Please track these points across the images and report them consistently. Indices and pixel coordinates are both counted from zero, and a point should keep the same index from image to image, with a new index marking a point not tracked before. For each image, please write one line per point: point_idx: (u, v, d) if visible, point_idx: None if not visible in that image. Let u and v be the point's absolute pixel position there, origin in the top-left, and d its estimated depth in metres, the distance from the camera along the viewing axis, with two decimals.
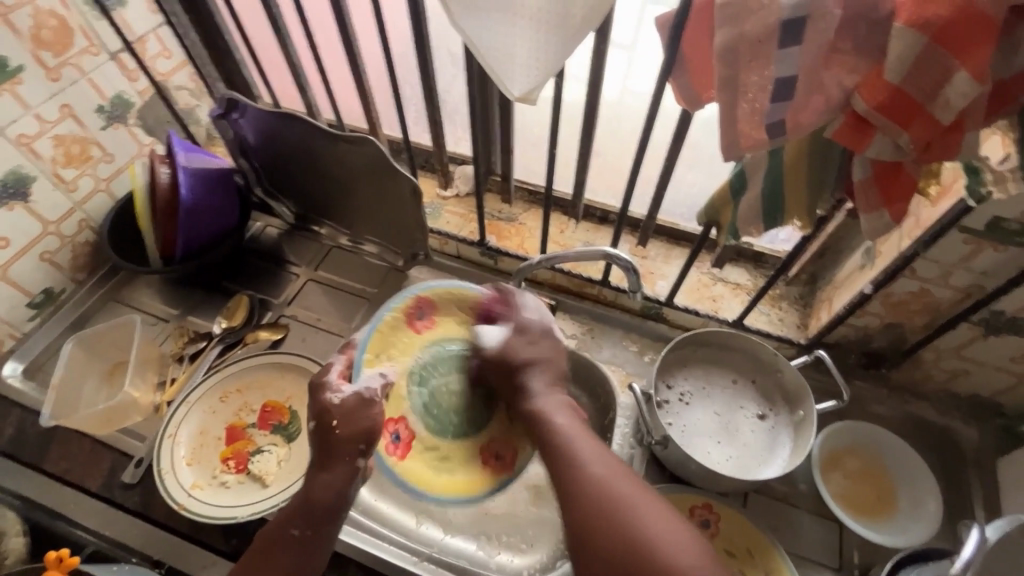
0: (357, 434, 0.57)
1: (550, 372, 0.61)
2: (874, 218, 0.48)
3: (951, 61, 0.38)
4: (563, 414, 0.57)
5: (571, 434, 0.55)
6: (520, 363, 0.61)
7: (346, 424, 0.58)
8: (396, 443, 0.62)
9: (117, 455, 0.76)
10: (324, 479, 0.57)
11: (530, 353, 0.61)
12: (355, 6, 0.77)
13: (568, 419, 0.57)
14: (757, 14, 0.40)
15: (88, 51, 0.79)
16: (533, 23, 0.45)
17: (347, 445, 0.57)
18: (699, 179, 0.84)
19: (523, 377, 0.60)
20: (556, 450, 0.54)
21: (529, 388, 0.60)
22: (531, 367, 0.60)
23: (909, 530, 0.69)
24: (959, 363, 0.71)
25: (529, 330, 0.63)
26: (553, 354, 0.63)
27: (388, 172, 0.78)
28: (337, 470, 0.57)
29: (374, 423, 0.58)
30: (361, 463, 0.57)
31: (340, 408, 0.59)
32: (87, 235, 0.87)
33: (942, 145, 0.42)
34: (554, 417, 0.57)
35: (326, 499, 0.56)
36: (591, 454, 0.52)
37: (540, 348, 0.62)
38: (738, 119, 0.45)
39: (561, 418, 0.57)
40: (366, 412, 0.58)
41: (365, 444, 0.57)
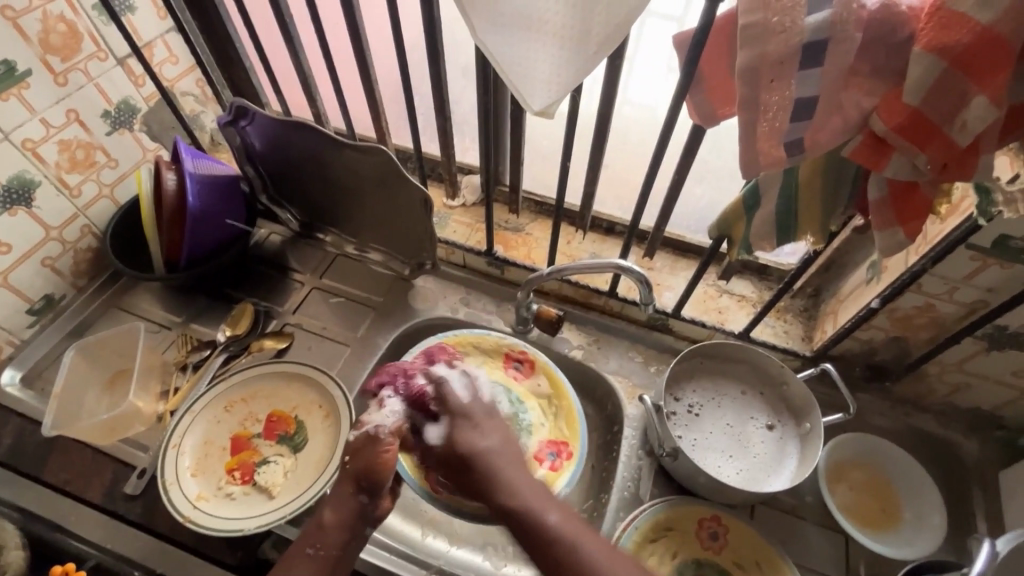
0: (359, 471, 0.60)
1: (502, 442, 0.57)
2: (888, 236, 0.49)
3: (968, 86, 0.39)
4: (552, 509, 0.52)
5: (571, 533, 0.51)
6: (471, 446, 0.56)
7: (352, 460, 0.60)
8: (553, 460, 0.76)
9: (119, 466, 0.74)
10: (333, 505, 0.60)
11: (479, 436, 0.57)
12: (370, 17, 0.77)
13: (561, 515, 0.52)
14: (780, 36, 0.40)
15: (96, 56, 0.78)
16: (556, 39, 0.45)
17: (350, 478, 0.60)
18: (707, 193, 0.84)
19: (482, 466, 0.55)
20: (563, 567, 0.49)
21: (495, 476, 0.54)
22: (483, 449, 0.56)
23: (916, 541, 0.70)
24: (962, 377, 0.72)
25: (473, 413, 0.60)
26: (506, 436, 0.59)
27: (398, 181, 0.77)
28: (340, 503, 0.59)
29: (379, 461, 0.60)
30: (363, 498, 0.59)
31: (352, 443, 0.62)
32: (89, 240, 0.86)
33: (958, 167, 0.42)
34: (543, 516, 0.52)
35: (334, 533, 0.58)
36: (596, 559, 0.49)
37: (488, 434, 0.58)
38: (757, 137, 0.46)
39: (555, 514, 0.52)
40: (371, 448, 0.60)
41: (366, 482, 0.59)
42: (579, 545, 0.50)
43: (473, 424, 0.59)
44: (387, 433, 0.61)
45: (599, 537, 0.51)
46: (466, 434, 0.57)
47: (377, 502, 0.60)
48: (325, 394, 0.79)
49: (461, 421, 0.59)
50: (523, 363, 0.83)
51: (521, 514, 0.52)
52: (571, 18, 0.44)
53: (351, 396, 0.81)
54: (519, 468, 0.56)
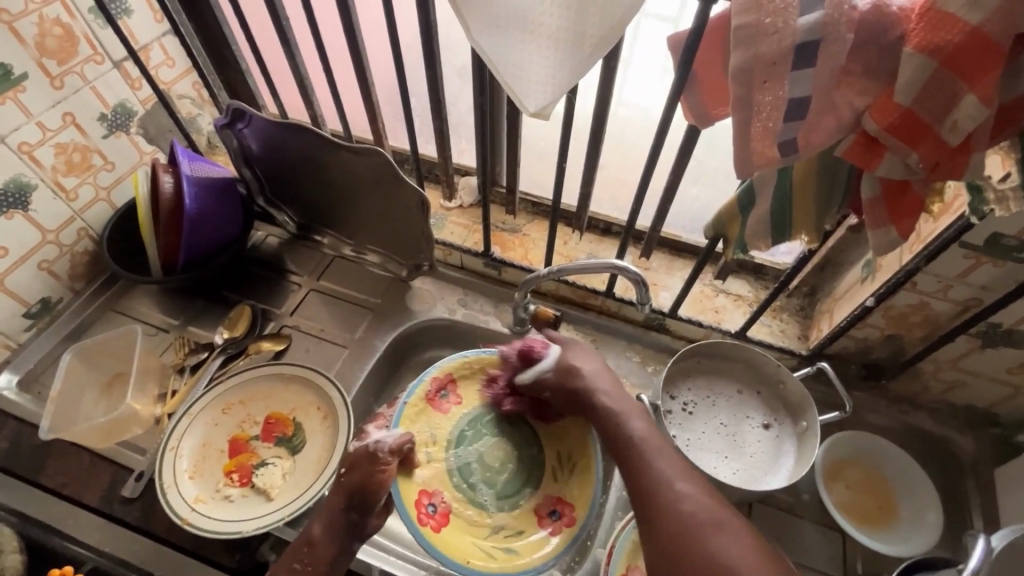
0: (354, 486, 0.61)
1: (601, 368, 0.67)
2: (881, 235, 0.49)
3: (958, 86, 0.39)
4: (639, 420, 0.60)
5: (647, 439, 0.57)
6: (578, 367, 0.66)
7: (348, 475, 0.62)
8: (553, 521, 0.71)
9: (117, 469, 0.74)
10: (323, 517, 0.60)
11: (586, 361, 0.67)
12: (366, 20, 0.78)
13: (646, 426, 0.59)
14: (772, 37, 0.41)
15: (92, 60, 0.78)
16: (550, 42, 0.46)
17: (343, 492, 0.61)
18: (703, 193, 0.85)
19: (588, 384, 0.65)
20: (638, 466, 0.55)
21: (598, 395, 0.64)
22: (587, 371, 0.66)
23: (911, 539, 0.70)
24: (957, 374, 0.73)
25: (579, 345, 0.70)
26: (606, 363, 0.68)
27: (395, 182, 0.78)
28: (331, 517, 0.60)
29: (372, 479, 0.61)
30: (353, 513, 0.60)
31: (351, 456, 0.64)
32: (86, 244, 0.86)
33: (949, 166, 0.43)
34: (629, 423, 0.60)
35: (324, 547, 0.58)
36: (669, 467, 0.54)
37: (589, 359, 0.68)
38: (751, 137, 0.46)
39: (637, 422, 0.60)
40: (367, 466, 0.62)
41: (357, 497, 0.60)
42: (652, 448, 0.56)
43: (581, 352, 0.69)
44: (385, 453, 0.64)
45: (672, 451, 0.56)
46: (577, 359, 0.68)
47: (368, 520, 0.61)
48: (323, 396, 0.79)
49: (571, 349, 0.69)
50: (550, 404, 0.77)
51: (614, 420, 0.61)
52: (565, 20, 0.44)
53: (349, 398, 0.81)
54: (617, 389, 0.65)
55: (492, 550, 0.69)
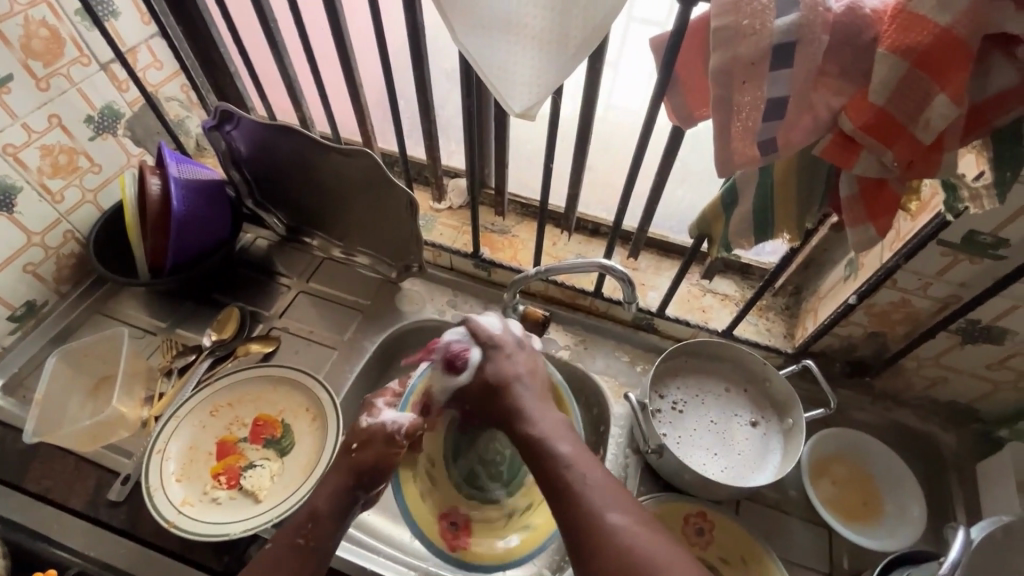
0: (366, 465, 0.61)
1: (528, 378, 0.64)
2: (860, 232, 0.50)
3: (930, 86, 0.40)
4: (567, 440, 0.57)
5: (579, 464, 0.54)
6: (504, 375, 0.63)
7: (360, 452, 0.62)
8: None
9: (103, 473, 0.74)
10: (328, 492, 0.60)
11: (512, 369, 0.64)
12: (355, 22, 0.78)
13: (576, 447, 0.56)
14: (751, 38, 0.42)
15: (79, 61, 0.78)
16: (535, 43, 0.46)
17: (353, 470, 0.61)
18: (689, 194, 0.86)
19: (514, 396, 0.61)
20: (567, 493, 0.52)
21: (524, 407, 0.60)
22: (515, 380, 0.63)
23: (896, 533, 0.71)
24: (939, 371, 0.74)
25: (504, 346, 0.66)
26: (533, 365, 0.66)
27: (384, 183, 0.78)
28: (336, 496, 0.60)
29: (388, 457, 0.62)
30: (360, 494, 0.60)
31: (362, 432, 0.64)
32: (72, 246, 0.86)
33: (924, 164, 0.44)
34: (558, 444, 0.56)
35: (326, 522, 0.58)
36: (599, 495, 0.51)
37: (516, 363, 0.65)
38: (732, 136, 0.47)
39: (565, 444, 0.56)
40: (383, 445, 0.62)
41: (367, 477, 0.60)
42: (584, 474, 0.53)
43: (506, 357, 0.65)
44: (403, 432, 0.64)
45: (607, 475, 0.53)
46: (499, 367, 0.64)
47: (370, 502, 0.61)
48: (312, 397, 0.79)
49: (492, 353, 0.65)
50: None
51: (540, 441, 0.56)
52: (549, 21, 0.45)
53: (338, 399, 0.81)
54: (543, 404, 0.61)
55: (507, 537, 0.71)
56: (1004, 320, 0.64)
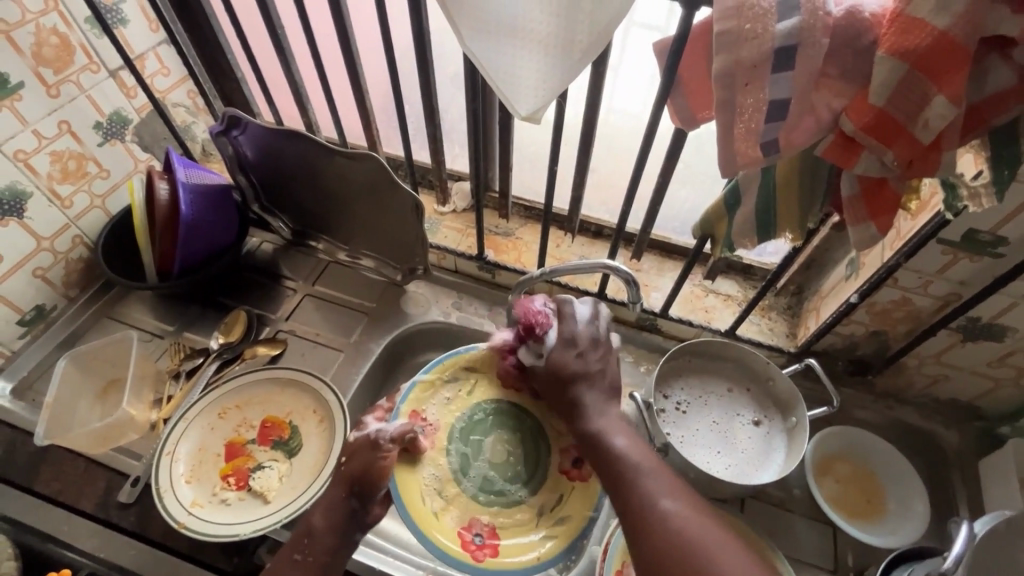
0: (354, 474, 0.63)
1: (596, 367, 0.65)
2: (861, 231, 0.51)
3: (928, 87, 0.41)
4: (622, 434, 0.60)
5: (632, 454, 0.58)
6: (573, 371, 0.64)
7: (348, 464, 0.64)
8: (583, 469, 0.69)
9: (112, 475, 0.74)
10: (323, 507, 0.62)
11: (581, 365, 0.64)
12: (360, 28, 0.79)
13: (629, 441, 0.59)
14: (753, 42, 0.43)
15: (88, 69, 0.79)
16: (541, 48, 0.47)
17: (343, 481, 0.63)
18: (691, 196, 0.87)
19: (577, 392, 0.63)
20: (623, 483, 0.56)
21: (584, 402, 0.63)
22: (579, 376, 0.64)
23: (900, 530, 0.72)
24: (940, 369, 0.75)
25: (578, 342, 0.65)
26: (606, 365, 0.65)
27: (390, 187, 0.79)
28: (331, 507, 0.62)
29: (375, 465, 0.63)
30: (354, 503, 0.62)
31: (352, 445, 0.66)
32: (81, 251, 0.86)
33: (923, 163, 0.45)
34: (614, 438, 0.60)
35: (323, 536, 0.60)
36: (651, 480, 0.55)
37: (586, 362, 0.65)
38: (735, 138, 0.48)
39: (621, 437, 0.60)
40: (368, 453, 0.64)
41: (357, 485, 0.62)
42: (638, 463, 0.57)
43: (579, 350, 0.65)
44: (386, 440, 0.65)
45: (660, 466, 0.57)
46: (569, 361, 0.64)
47: (368, 509, 0.62)
48: (319, 399, 0.79)
49: (562, 348, 0.65)
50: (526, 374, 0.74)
51: (598, 436, 0.60)
52: (555, 27, 0.46)
53: (345, 401, 0.82)
54: (607, 398, 0.64)
55: (541, 538, 0.66)
56: (1003, 317, 0.65)
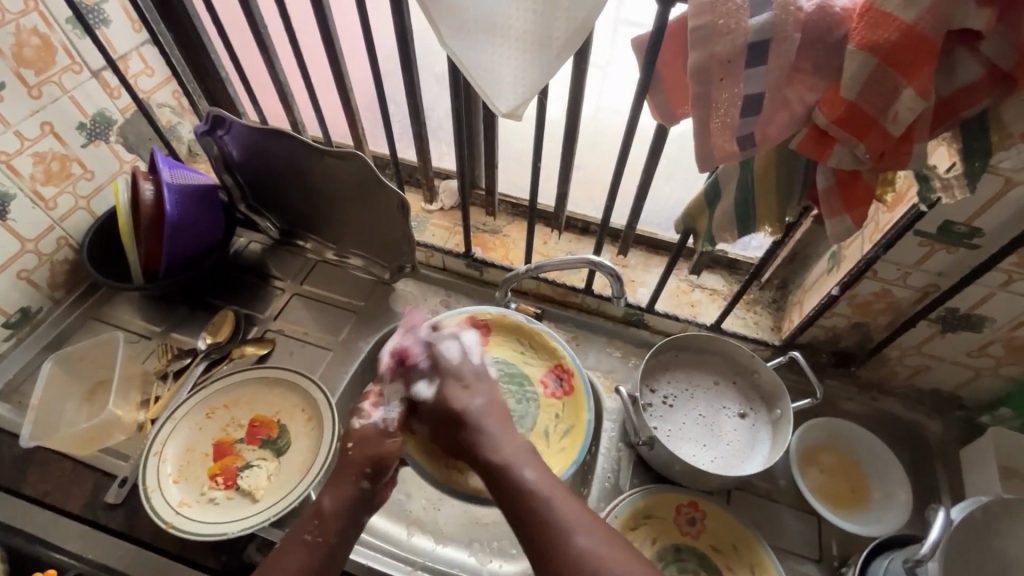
0: (365, 457, 0.61)
1: (489, 403, 0.61)
2: (837, 224, 0.52)
3: (897, 80, 0.42)
4: (530, 466, 0.55)
5: (543, 490, 0.52)
6: (462, 404, 0.61)
7: (357, 447, 0.62)
8: (558, 385, 0.78)
9: (100, 476, 0.74)
10: (335, 491, 0.59)
11: (470, 397, 0.62)
12: (344, 27, 0.79)
13: (538, 473, 0.54)
14: (726, 37, 0.44)
15: (71, 69, 0.79)
16: (519, 44, 0.48)
17: (357, 463, 0.60)
18: (675, 191, 0.87)
19: (473, 421, 0.59)
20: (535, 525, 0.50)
21: (485, 434, 0.58)
22: (475, 407, 0.60)
23: (884, 519, 0.73)
24: (922, 360, 0.76)
25: (465, 374, 0.64)
26: (494, 397, 0.63)
27: (376, 185, 0.79)
28: (342, 489, 0.59)
29: (384, 453, 0.61)
30: (365, 485, 0.60)
31: (360, 432, 0.64)
32: (66, 252, 0.86)
33: (895, 154, 0.45)
34: (521, 470, 0.54)
35: (333, 521, 0.57)
36: (568, 515, 0.51)
37: (476, 392, 0.62)
38: (711, 132, 0.49)
39: (528, 469, 0.54)
40: (376, 441, 0.62)
41: (372, 467, 0.60)
42: (550, 499, 0.52)
43: (466, 385, 0.63)
44: (394, 427, 0.64)
45: (572, 499, 0.52)
46: (459, 393, 0.62)
47: (378, 492, 0.61)
48: (307, 398, 0.79)
49: (451, 380, 0.63)
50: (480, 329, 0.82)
51: (502, 469, 0.55)
52: (533, 24, 0.46)
53: (333, 399, 0.82)
54: (505, 428, 0.59)
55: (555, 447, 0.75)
56: (981, 308, 0.66)
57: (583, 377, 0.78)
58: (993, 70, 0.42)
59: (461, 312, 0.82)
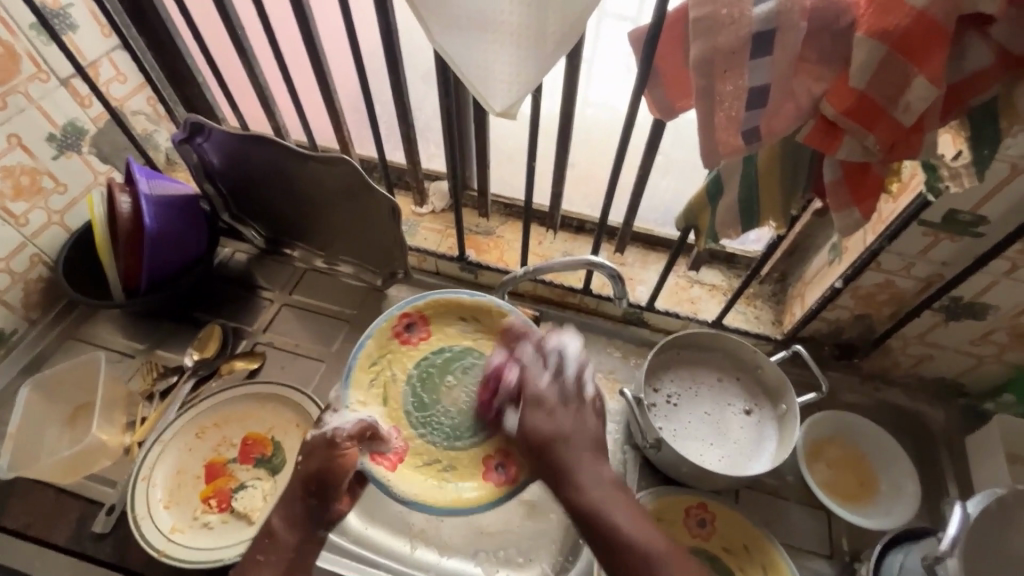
0: (312, 473, 0.62)
1: (580, 424, 0.57)
2: (845, 216, 0.50)
3: (908, 68, 0.40)
4: (619, 508, 0.52)
5: (643, 538, 0.50)
6: (549, 434, 0.56)
7: (305, 463, 0.63)
8: None
9: (86, 504, 0.71)
10: (283, 510, 0.62)
11: (555, 424, 0.56)
12: (325, 27, 0.76)
13: (630, 513, 0.52)
14: (730, 27, 0.42)
15: (37, 78, 0.75)
16: (512, 40, 0.46)
17: (299, 481, 0.62)
18: (671, 186, 0.86)
19: (562, 453, 0.55)
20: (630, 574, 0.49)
21: (571, 465, 0.54)
22: (562, 437, 0.56)
23: (892, 511, 0.72)
24: (925, 349, 0.75)
25: (545, 398, 0.58)
26: (582, 423, 0.57)
27: (365, 191, 0.77)
28: (290, 507, 0.62)
29: (329, 464, 0.62)
30: (312, 502, 0.62)
31: (311, 442, 0.64)
32: (40, 270, 0.82)
33: (905, 145, 0.44)
34: (614, 513, 0.51)
35: (286, 537, 0.61)
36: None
37: (558, 420, 0.57)
38: (715, 128, 0.47)
39: (620, 514, 0.51)
40: (325, 453, 0.63)
41: (314, 484, 0.62)
42: (652, 553, 0.49)
43: (556, 418, 0.57)
44: (345, 437, 0.64)
45: (676, 551, 0.50)
46: (548, 425, 0.56)
47: (328, 506, 0.62)
48: (301, 412, 0.77)
49: (531, 410, 0.58)
50: (414, 323, 0.73)
51: (594, 511, 0.51)
52: (527, 19, 0.44)
53: (328, 413, 0.79)
54: (593, 459, 0.55)
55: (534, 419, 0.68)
56: (985, 295, 0.65)
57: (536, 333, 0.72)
58: (1004, 56, 0.41)
59: (394, 308, 0.73)
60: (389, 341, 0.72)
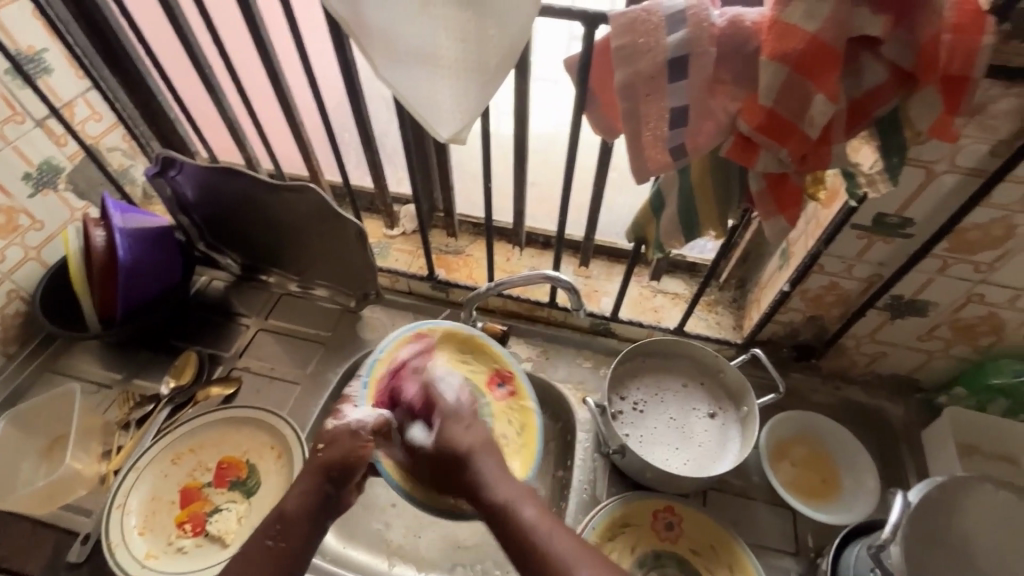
0: (334, 460, 0.57)
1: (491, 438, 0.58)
2: (773, 224, 0.53)
3: (809, 87, 0.44)
4: (529, 502, 0.50)
5: (542, 529, 0.48)
6: (461, 444, 0.56)
7: (327, 449, 0.58)
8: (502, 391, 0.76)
9: (61, 534, 0.72)
10: (295, 493, 0.55)
11: (470, 434, 0.58)
12: (288, 62, 0.80)
13: (537, 508, 0.50)
14: (648, 55, 0.46)
15: (12, 120, 0.77)
16: (451, 71, 0.49)
17: (319, 468, 0.56)
18: (628, 200, 0.90)
19: (472, 465, 0.54)
20: (537, 564, 0.46)
21: (481, 474, 0.53)
22: (469, 448, 0.56)
23: (854, 505, 0.74)
24: (877, 347, 0.78)
25: (463, 413, 0.61)
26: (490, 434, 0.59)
27: (333, 217, 0.79)
28: (305, 492, 0.55)
29: (356, 451, 0.58)
30: (330, 489, 0.55)
31: (328, 433, 0.60)
32: (18, 305, 0.84)
33: (816, 156, 0.47)
34: (521, 508, 0.50)
35: (298, 524, 0.53)
36: (568, 553, 0.46)
37: (475, 429, 0.58)
38: (644, 146, 0.50)
39: (527, 508, 0.50)
40: (348, 442, 0.58)
41: (336, 471, 0.56)
42: (545, 536, 0.47)
43: (467, 421, 0.60)
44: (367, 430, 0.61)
45: (574, 537, 0.47)
46: (454, 432, 0.58)
47: (345, 497, 0.56)
48: (276, 434, 0.78)
49: (449, 420, 0.60)
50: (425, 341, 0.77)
51: (501, 511, 0.50)
52: (464, 52, 0.48)
53: (304, 434, 0.81)
54: (506, 471, 0.54)
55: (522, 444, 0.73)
56: (924, 293, 0.68)
57: (521, 375, 0.78)
58: (896, 72, 0.45)
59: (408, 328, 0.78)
60: (400, 355, 0.75)
